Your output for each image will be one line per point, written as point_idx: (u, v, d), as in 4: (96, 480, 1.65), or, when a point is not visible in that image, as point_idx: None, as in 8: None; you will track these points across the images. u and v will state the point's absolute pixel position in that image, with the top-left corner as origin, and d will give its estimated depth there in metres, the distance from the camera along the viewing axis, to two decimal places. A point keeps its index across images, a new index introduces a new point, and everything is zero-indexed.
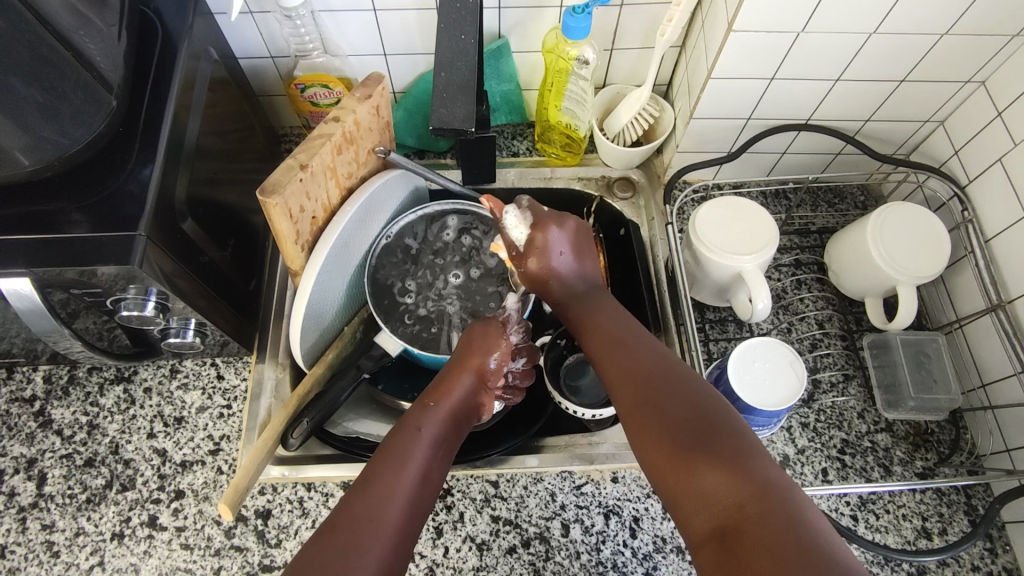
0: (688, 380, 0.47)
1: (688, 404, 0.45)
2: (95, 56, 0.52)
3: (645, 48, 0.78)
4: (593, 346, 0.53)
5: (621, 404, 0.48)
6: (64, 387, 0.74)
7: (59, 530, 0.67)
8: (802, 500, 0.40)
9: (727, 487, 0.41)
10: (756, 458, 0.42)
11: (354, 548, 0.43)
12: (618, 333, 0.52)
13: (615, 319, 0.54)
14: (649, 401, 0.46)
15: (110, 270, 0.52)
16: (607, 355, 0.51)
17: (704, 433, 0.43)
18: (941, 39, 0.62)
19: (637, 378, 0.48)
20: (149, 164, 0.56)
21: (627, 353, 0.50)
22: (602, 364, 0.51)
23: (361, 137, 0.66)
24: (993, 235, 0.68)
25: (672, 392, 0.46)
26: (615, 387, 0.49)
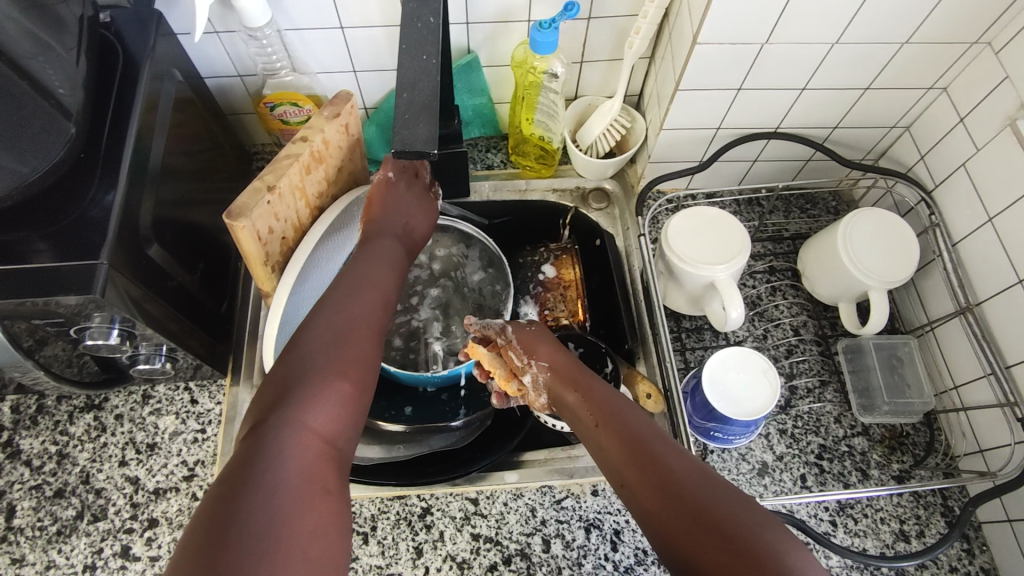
0: (719, 482, 0.45)
1: (723, 506, 0.43)
2: (54, 83, 0.51)
3: (615, 59, 0.78)
4: (614, 449, 0.50)
5: (648, 510, 0.45)
6: (33, 416, 0.72)
7: (28, 564, 0.65)
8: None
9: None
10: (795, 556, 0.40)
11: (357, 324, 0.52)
12: (636, 433, 0.49)
13: (641, 428, 0.50)
14: (679, 505, 0.43)
15: (71, 299, 0.51)
16: (634, 460, 0.47)
17: (742, 532, 0.41)
18: (902, 48, 0.62)
19: (659, 477, 0.45)
20: (112, 189, 0.55)
21: (647, 449, 0.48)
22: (618, 461, 0.49)
23: (330, 155, 0.66)
24: (959, 239, 0.69)
25: (702, 483, 0.44)
26: (644, 494, 0.46)
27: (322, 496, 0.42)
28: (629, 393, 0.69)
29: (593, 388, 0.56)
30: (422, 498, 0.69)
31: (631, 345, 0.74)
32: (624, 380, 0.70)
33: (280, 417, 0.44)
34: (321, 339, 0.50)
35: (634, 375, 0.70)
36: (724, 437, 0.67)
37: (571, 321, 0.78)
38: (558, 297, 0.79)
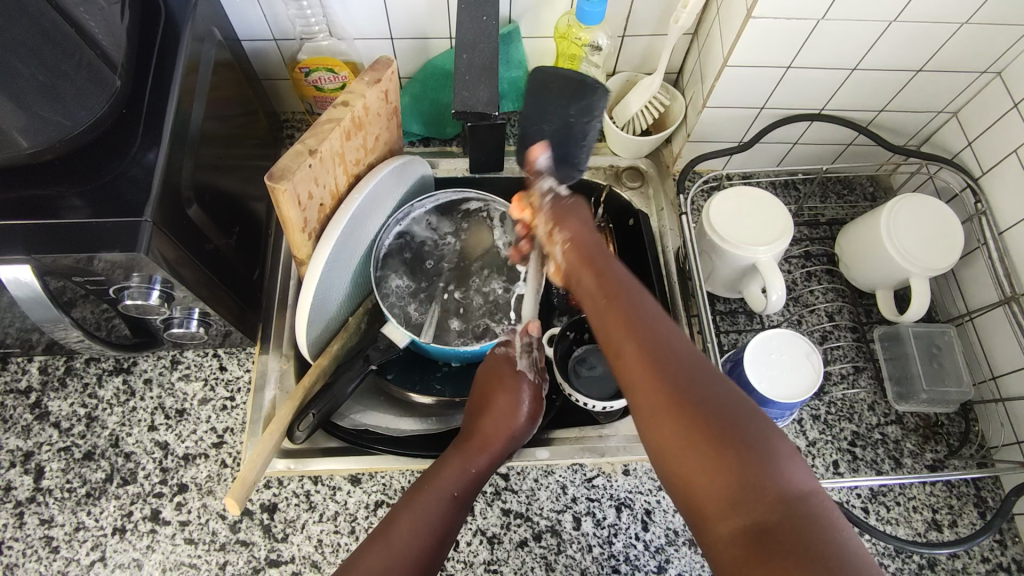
0: (718, 378, 0.43)
1: (719, 410, 0.41)
2: (97, 34, 0.50)
3: (658, 35, 0.77)
4: (609, 322, 0.48)
5: (633, 386, 0.44)
6: (61, 378, 0.72)
7: (58, 524, 0.65)
8: (830, 509, 0.39)
9: (756, 499, 0.39)
10: (787, 462, 0.40)
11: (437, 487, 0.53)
12: (639, 318, 0.47)
13: (659, 325, 0.46)
14: (673, 398, 0.42)
15: (114, 256, 0.50)
16: (627, 337, 0.46)
17: (736, 437, 0.40)
18: (961, 28, 0.61)
19: (657, 363, 0.44)
20: (154, 148, 0.54)
21: (641, 335, 0.46)
22: (619, 345, 0.46)
23: (369, 122, 0.64)
24: (1006, 227, 0.68)
25: (701, 386, 0.43)
26: (629, 366, 0.45)
27: None
28: None
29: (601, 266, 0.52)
30: None
31: None
32: None
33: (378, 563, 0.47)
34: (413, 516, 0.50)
35: None
36: None
37: None
38: None
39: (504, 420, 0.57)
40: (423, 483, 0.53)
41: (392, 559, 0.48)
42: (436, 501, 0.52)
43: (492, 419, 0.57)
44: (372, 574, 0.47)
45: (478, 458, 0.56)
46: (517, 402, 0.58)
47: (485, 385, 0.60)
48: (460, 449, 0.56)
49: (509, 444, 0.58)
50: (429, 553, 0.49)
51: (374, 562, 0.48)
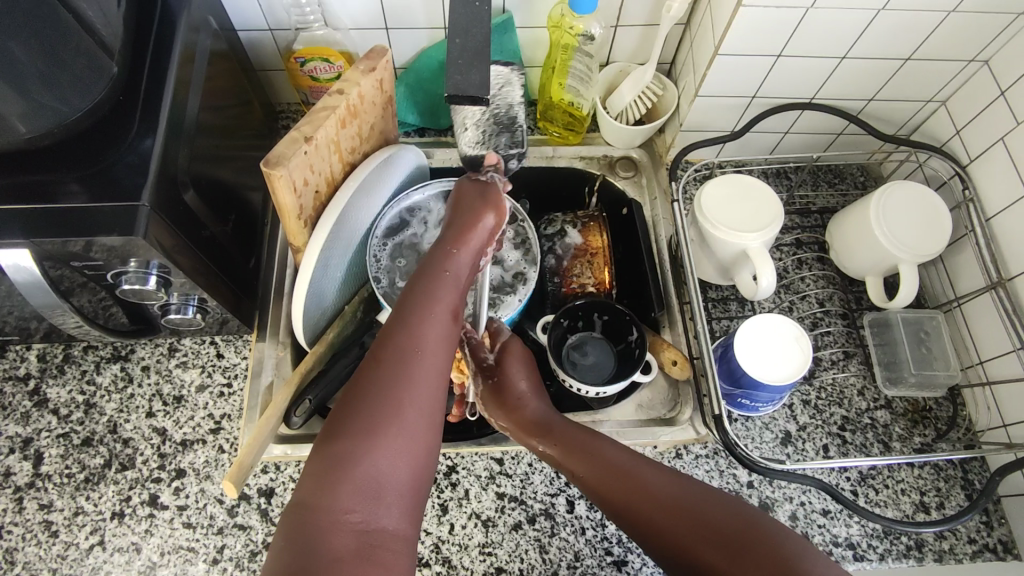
0: (718, 502, 0.48)
1: (730, 530, 0.45)
2: (95, 21, 0.51)
3: (650, 25, 0.78)
4: (598, 477, 0.52)
5: (649, 534, 0.48)
6: (59, 365, 0.72)
7: (57, 509, 0.66)
8: None
9: None
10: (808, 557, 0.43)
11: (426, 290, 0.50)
12: (621, 467, 0.52)
13: (645, 474, 0.51)
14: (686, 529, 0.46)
15: (112, 240, 0.51)
16: (624, 491, 0.50)
17: (754, 546, 0.44)
18: (948, 16, 0.62)
19: (658, 507, 0.48)
20: (151, 135, 0.55)
21: (636, 483, 0.50)
22: (617, 500, 0.50)
23: (364, 110, 0.65)
24: (993, 214, 0.68)
25: (703, 510, 0.47)
26: (637, 514, 0.49)
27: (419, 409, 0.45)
28: (655, 360, 0.70)
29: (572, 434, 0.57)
30: (447, 457, 0.69)
31: (657, 313, 0.73)
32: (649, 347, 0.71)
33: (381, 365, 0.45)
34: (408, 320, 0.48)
35: (660, 342, 0.71)
36: (750, 404, 0.67)
37: (597, 289, 0.77)
38: (584, 264, 0.77)
39: (478, 220, 0.57)
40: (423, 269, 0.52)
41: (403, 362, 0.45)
42: (443, 286, 0.51)
43: (467, 212, 0.57)
44: (401, 347, 0.46)
45: (466, 241, 0.55)
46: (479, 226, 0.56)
47: (450, 205, 0.60)
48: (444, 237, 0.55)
49: (489, 237, 0.57)
50: (441, 358, 0.47)
51: (384, 373, 0.45)
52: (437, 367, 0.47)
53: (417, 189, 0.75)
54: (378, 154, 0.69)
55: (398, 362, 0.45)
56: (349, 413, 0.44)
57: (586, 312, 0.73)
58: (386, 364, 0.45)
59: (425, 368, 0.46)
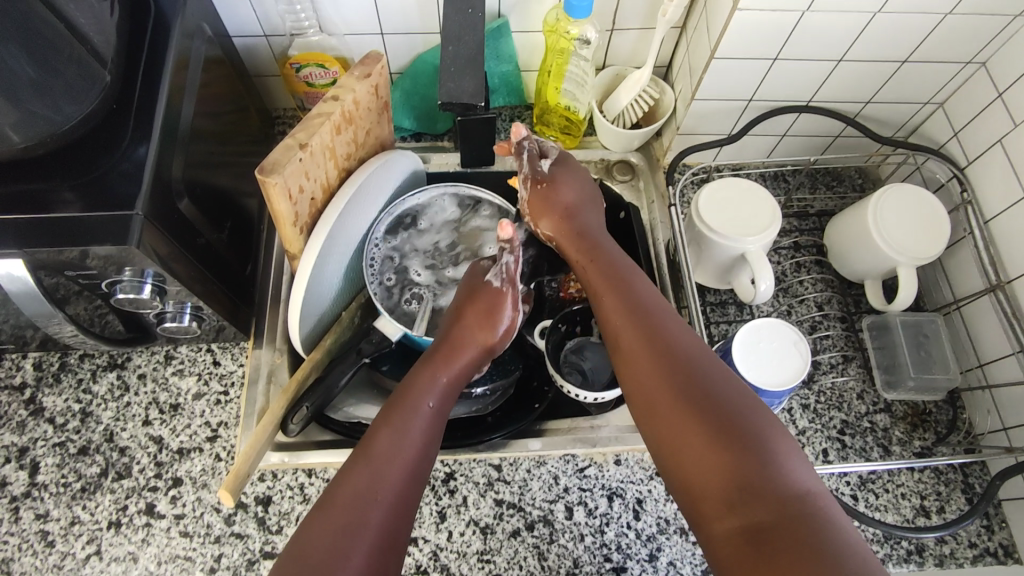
0: (727, 379, 0.46)
1: (726, 407, 0.44)
2: (87, 30, 0.51)
3: (646, 29, 0.78)
4: (617, 319, 0.52)
5: (640, 378, 0.48)
6: (55, 373, 0.72)
7: (53, 519, 0.65)
8: (832, 511, 0.40)
9: (760, 489, 0.40)
10: (787, 461, 0.42)
11: (400, 424, 0.50)
12: (647, 313, 0.51)
13: (665, 325, 0.50)
14: (682, 392, 0.45)
15: (105, 250, 0.50)
16: (637, 337, 0.50)
17: (733, 421, 0.43)
18: (945, 18, 0.61)
19: (665, 361, 0.48)
20: (144, 143, 0.55)
21: (655, 333, 0.50)
22: (625, 340, 0.51)
23: (360, 116, 0.65)
24: (992, 216, 0.68)
25: (710, 376, 0.46)
26: (635, 354, 0.49)
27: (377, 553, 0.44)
28: None
29: (607, 266, 0.57)
30: (445, 463, 0.69)
31: None
32: None
33: (344, 509, 0.44)
34: (377, 459, 0.47)
35: None
36: None
37: None
38: None
39: (466, 340, 0.58)
40: (399, 398, 0.52)
41: (363, 502, 0.45)
42: (415, 413, 0.51)
43: (464, 330, 0.58)
44: (363, 487, 0.46)
45: (452, 367, 0.56)
46: (459, 359, 0.56)
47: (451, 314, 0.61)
48: (433, 357, 0.56)
49: (478, 357, 0.58)
50: (401, 500, 0.46)
51: (343, 511, 0.44)
52: (395, 508, 0.46)
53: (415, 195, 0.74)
54: (375, 159, 0.69)
55: (355, 504, 0.45)
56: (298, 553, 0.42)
57: (584, 316, 0.73)
58: (341, 508, 0.44)
59: (381, 509, 0.45)
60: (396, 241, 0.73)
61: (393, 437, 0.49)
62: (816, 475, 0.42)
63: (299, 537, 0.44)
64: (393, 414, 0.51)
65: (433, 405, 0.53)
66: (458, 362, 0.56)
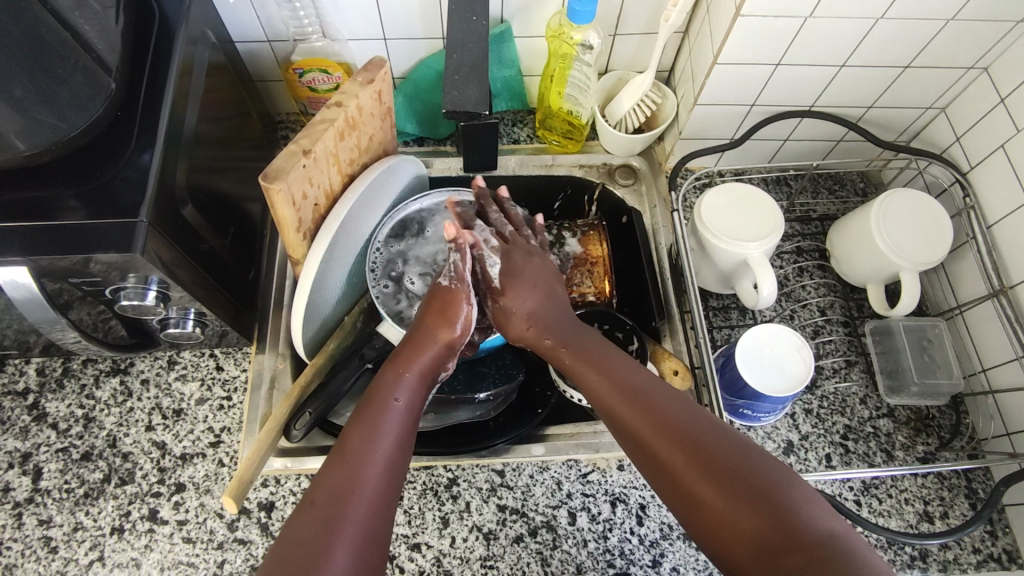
0: (729, 434, 0.47)
1: (735, 461, 0.45)
2: (92, 38, 0.51)
3: (649, 34, 0.78)
4: (608, 395, 0.52)
5: (650, 447, 0.48)
6: (58, 379, 0.72)
7: (56, 525, 0.65)
8: (855, 545, 0.41)
9: (787, 540, 0.41)
10: (804, 506, 0.42)
11: (371, 422, 0.50)
12: (635, 384, 0.52)
13: (656, 394, 0.50)
14: (691, 452, 0.46)
15: (109, 257, 0.50)
16: (631, 408, 0.50)
17: (747, 475, 0.44)
18: (948, 24, 0.61)
19: (667, 425, 0.48)
20: (149, 150, 0.55)
21: (649, 401, 0.50)
22: (622, 410, 0.51)
23: (363, 122, 0.65)
24: (995, 221, 0.68)
25: (710, 433, 0.47)
26: (637, 425, 0.49)
27: (358, 550, 0.43)
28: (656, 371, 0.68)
29: (580, 346, 0.57)
30: (448, 469, 0.69)
31: (658, 323, 0.73)
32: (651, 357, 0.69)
33: (322, 510, 0.44)
34: (352, 458, 0.48)
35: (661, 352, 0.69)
36: (752, 414, 0.67)
37: (597, 298, 0.77)
38: (585, 273, 0.77)
39: (430, 336, 0.57)
40: (366, 401, 0.53)
41: (338, 502, 0.45)
42: (384, 411, 0.51)
43: (425, 329, 0.58)
44: (336, 487, 0.46)
45: (416, 364, 0.56)
46: (424, 355, 0.56)
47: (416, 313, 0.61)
48: (396, 357, 0.56)
49: (444, 354, 0.58)
50: (377, 496, 0.46)
51: (320, 513, 0.44)
52: (373, 506, 0.46)
53: (416, 199, 0.75)
54: (378, 164, 0.69)
55: (331, 505, 0.45)
56: (281, 556, 0.42)
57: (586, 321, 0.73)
58: (319, 511, 0.44)
59: (360, 508, 0.45)
60: (401, 245, 0.73)
61: (365, 437, 0.49)
62: (831, 512, 0.43)
63: (282, 544, 0.43)
64: (363, 413, 0.51)
65: (402, 402, 0.53)
66: (423, 359, 0.56)
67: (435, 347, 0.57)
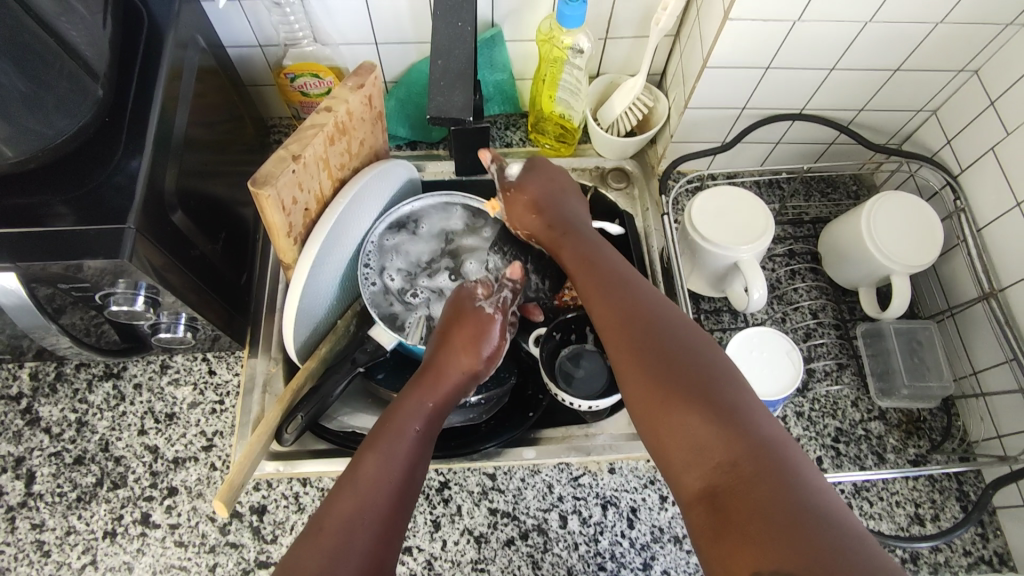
0: (692, 334, 0.49)
1: (690, 362, 0.47)
2: (79, 45, 0.51)
3: (640, 37, 0.78)
4: (592, 292, 0.56)
5: (613, 344, 0.51)
6: (52, 383, 0.72)
7: (49, 529, 0.66)
8: (793, 457, 0.41)
9: (719, 437, 0.43)
10: (748, 412, 0.44)
11: (387, 450, 0.50)
12: (621, 283, 0.55)
13: (637, 294, 0.54)
14: (648, 347, 0.49)
15: (98, 263, 0.51)
16: (609, 305, 0.54)
17: (693, 373, 0.46)
18: (936, 28, 0.61)
19: (635, 324, 0.51)
20: (138, 155, 0.55)
21: (623, 301, 0.53)
22: (601, 309, 0.54)
23: (353, 127, 0.65)
24: (985, 224, 0.68)
25: (675, 335, 0.49)
26: (608, 321, 0.53)
27: None
28: None
29: (584, 250, 0.61)
30: (439, 472, 0.69)
31: None
32: None
33: (328, 541, 0.45)
34: (362, 485, 0.48)
35: None
36: None
37: None
38: None
39: (454, 363, 0.57)
40: (386, 422, 0.52)
41: (347, 532, 0.45)
42: (401, 439, 0.51)
43: (449, 356, 0.57)
44: (346, 517, 0.46)
45: (440, 392, 0.55)
46: (447, 383, 0.56)
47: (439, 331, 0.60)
48: (420, 382, 0.56)
49: (466, 381, 0.58)
50: (384, 533, 0.46)
51: (328, 542, 0.44)
52: (379, 541, 0.46)
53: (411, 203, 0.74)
54: (370, 168, 0.69)
55: (340, 535, 0.45)
56: None
57: (578, 325, 0.72)
58: (330, 539, 0.45)
59: (367, 539, 0.45)
60: (396, 240, 0.74)
61: (378, 463, 0.49)
62: (779, 425, 0.44)
63: (289, 566, 0.44)
64: (379, 437, 0.51)
65: (419, 431, 0.52)
66: (445, 386, 0.56)
67: (459, 375, 0.57)
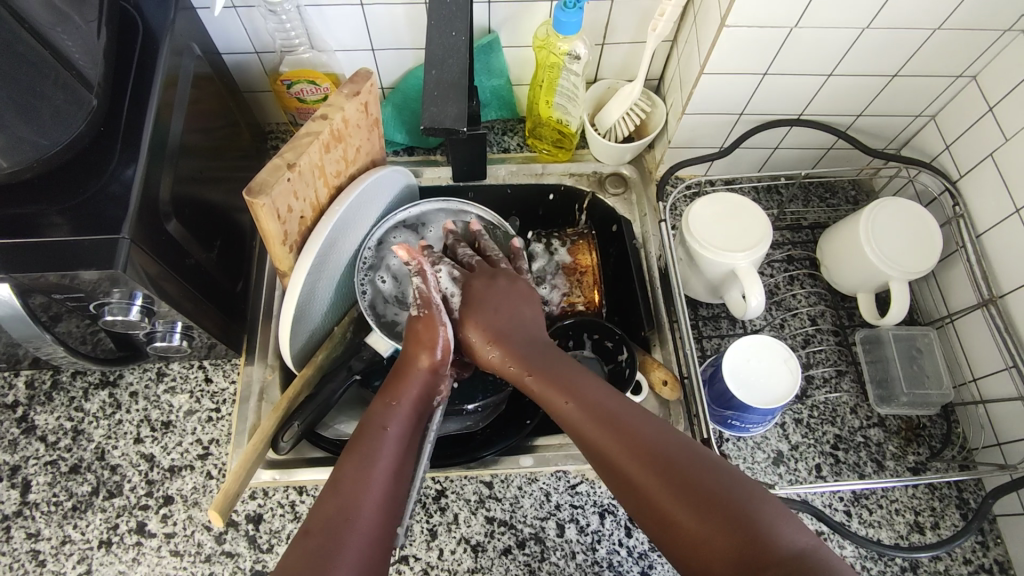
0: (697, 450, 0.45)
1: (711, 482, 0.42)
2: (74, 55, 0.51)
3: (637, 42, 0.78)
4: (576, 421, 0.49)
5: (621, 478, 0.45)
6: (47, 392, 0.72)
7: (44, 538, 0.65)
8: (832, 559, 0.39)
9: (763, 556, 0.39)
10: (781, 524, 0.40)
11: (367, 455, 0.49)
12: (603, 407, 0.48)
13: (627, 418, 0.47)
14: (664, 473, 0.43)
15: (92, 274, 0.50)
16: (599, 434, 0.47)
17: (714, 495, 0.41)
18: (934, 34, 0.61)
19: (638, 453, 0.45)
20: (132, 164, 0.55)
21: (618, 426, 0.47)
22: (591, 437, 0.47)
23: (349, 134, 0.65)
24: (984, 230, 0.68)
25: (684, 457, 0.44)
26: (609, 451, 0.46)
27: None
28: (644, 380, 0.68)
29: (550, 367, 0.53)
30: (436, 480, 0.69)
31: (647, 333, 0.73)
32: (640, 366, 0.69)
33: (316, 544, 0.43)
34: (347, 485, 0.47)
35: (650, 361, 0.69)
36: (741, 426, 0.67)
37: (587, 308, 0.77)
38: (574, 284, 0.77)
39: (415, 362, 0.57)
40: (362, 428, 0.52)
41: (337, 532, 0.44)
42: (380, 441, 0.50)
43: (409, 358, 0.57)
44: (334, 517, 0.45)
45: (406, 393, 0.55)
46: (412, 390, 0.55)
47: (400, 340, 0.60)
48: (385, 389, 0.55)
49: (431, 379, 0.57)
50: (374, 536, 0.45)
51: (315, 542, 0.44)
52: (369, 543, 0.45)
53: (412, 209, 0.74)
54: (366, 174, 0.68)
55: (328, 532, 0.44)
56: None
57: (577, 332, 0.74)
58: (315, 539, 0.44)
59: (357, 537, 0.45)
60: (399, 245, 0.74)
61: (362, 468, 0.48)
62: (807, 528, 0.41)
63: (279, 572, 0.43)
64: (359, 442, 0.50)
65: (394, 426, 0.52)
66: (412, 395, 0.55)
67: (422, 376, 0.56)
